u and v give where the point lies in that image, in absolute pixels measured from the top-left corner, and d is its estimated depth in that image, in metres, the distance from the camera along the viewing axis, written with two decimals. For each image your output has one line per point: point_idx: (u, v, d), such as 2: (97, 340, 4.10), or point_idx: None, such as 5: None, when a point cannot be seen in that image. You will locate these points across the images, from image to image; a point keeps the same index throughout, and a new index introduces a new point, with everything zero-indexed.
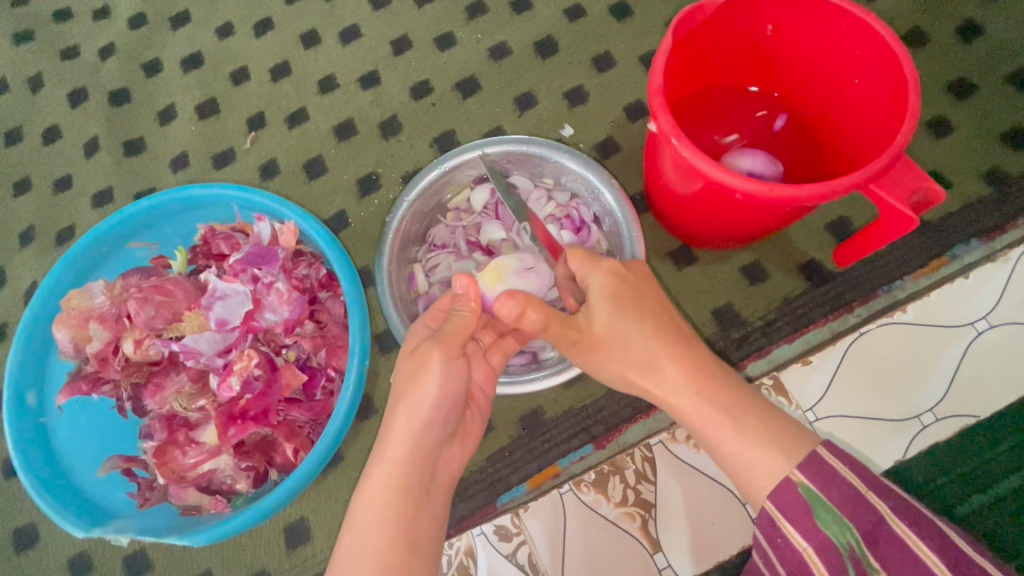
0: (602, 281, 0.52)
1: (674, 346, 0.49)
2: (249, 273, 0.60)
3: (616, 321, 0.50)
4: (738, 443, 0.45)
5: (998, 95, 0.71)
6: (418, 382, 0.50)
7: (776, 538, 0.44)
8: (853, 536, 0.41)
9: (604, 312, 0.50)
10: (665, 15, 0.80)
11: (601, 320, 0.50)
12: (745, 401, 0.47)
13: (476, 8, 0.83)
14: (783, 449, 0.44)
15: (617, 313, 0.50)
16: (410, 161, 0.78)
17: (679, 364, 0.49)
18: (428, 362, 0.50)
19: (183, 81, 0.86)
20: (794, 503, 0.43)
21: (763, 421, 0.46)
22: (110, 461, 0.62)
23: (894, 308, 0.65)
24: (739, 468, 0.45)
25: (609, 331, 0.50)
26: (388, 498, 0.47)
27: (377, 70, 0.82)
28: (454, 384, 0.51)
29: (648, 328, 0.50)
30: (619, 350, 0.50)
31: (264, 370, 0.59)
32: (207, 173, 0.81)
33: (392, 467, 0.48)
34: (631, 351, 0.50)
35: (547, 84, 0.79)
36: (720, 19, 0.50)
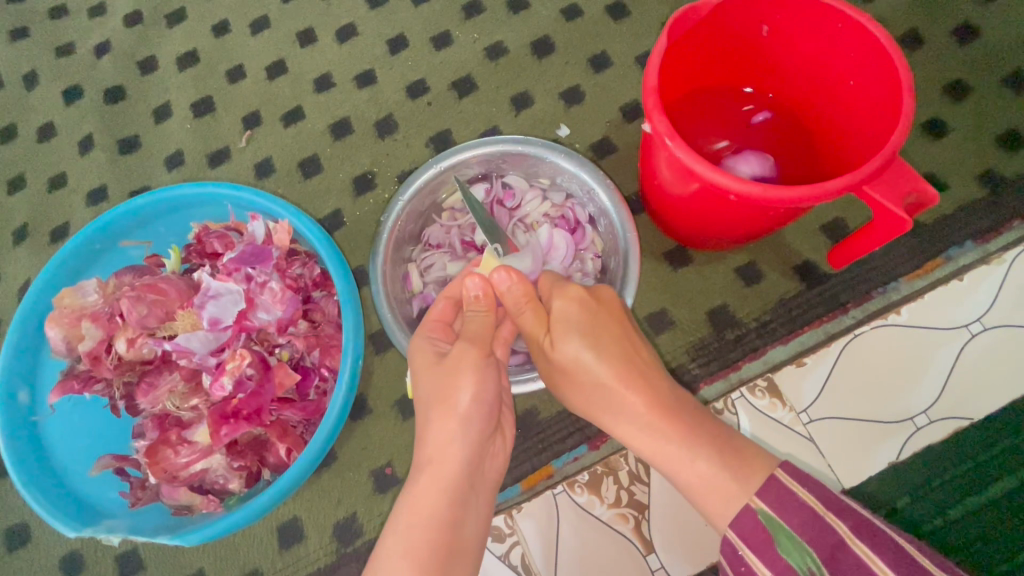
0: (571, 301, 0.53)
1: (637, 374, 0.51)
2: (242, 272, 0.60)
3: (583, 349, 0.51)
4: (695, 472, 0.47)
5: (993, 98, 0.71)
6: (448, 385, 0.51)
7: (739, 566, 0.45)
8: (813, 560, 0.41)
9: (573, 337, 0.51)
10: (662, 15, 0.80)
11: (569, 344, 0.51)
12: (705, 430, 0.49)
13: (473, 7, 0.83)
14: (740, 479, 0.46)
15: (581, 339, 0.51)
16: (406, 160, 0.78)
17: (644, 394, 0.50)
18: (454, 370, 0.51)
19: (178, 79, 0.85)
20: (755, 532, 0.44)
21: (718, 451, 0.47)
22: (101, 460, 0.61)
23: (888, 310, 0.65)
24: (695, 493, 0.47)
25: (568, 359, 0.51)
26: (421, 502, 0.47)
27: (373, 69, 0.82)
28: (486, 390, 0.51)
29: (611, 356, 0.51)
30: (575, 375, 0.52)
31: (256, 369, 0.59)
32: (203, 171, 0.81)
33: (441, 469, 0.48)
34: (589, 379, 0.51)
35: (544, 84, 0.79)
36: (715, 21, 0.50)
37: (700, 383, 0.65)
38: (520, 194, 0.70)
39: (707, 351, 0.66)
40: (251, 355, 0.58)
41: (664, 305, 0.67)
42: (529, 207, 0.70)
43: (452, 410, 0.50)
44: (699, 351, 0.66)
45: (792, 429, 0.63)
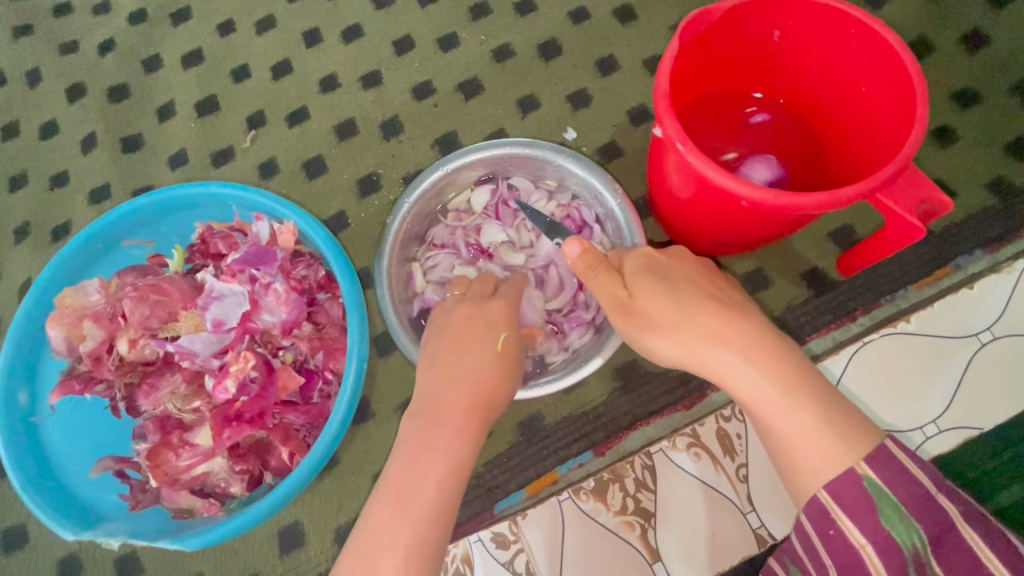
0: (639, 261, 0.51)
1: (729, 321, 0.45)
2: (246, 273, 0.60)
3: (664, 305, 0.47)
4: (796, 426, 0.41)
5: (1003, 106, 0.70)
6: (477, 352, 0.52)
7: (828, 529, 0.41)
8: (919, 538, 0.39)
9: (653, 293, 0.48)
10: (670, 19, 0.80)
11: (648, 300, 0.48)
12: (808, 379, 0.43)
13: (480, 9, 0.83)
14: (845, 436, 0.41)
15: (661, 295, 0.48)
16: (411, 162, 0.77)
17: (737, 347, 0.44)
18: (481, 339, 0.52)
19: (183, 78, 0.85)
20: (858, 498, 0.40)
21: (824, 402, 0.42)
22: (101, 462, 0.61)
23: (898, 318, 0.65)
24: (793, 450, 0.42)
25: (647, 308, 0.48)
26: (397, 483, 0.44)
27: (379, 70, 0.82)
28: (496, 391, 0.51)
29: (697, 309, 0.46)
30: (651, 325, 0.48)
31: (260, 372, 0.58)
32: (206, 171, 0.81)
33: (450, 436, 0.46)
34: (669, 324, 0.47)
35: (550, 87, 0.78)
36: (724, 27, 0.50)
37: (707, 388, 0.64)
38: (526, 196, 0.69)
39: None
40: (255, 357, 0.57)
41: None
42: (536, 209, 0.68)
43: (475, 376, 0.50)
44: None
45: None
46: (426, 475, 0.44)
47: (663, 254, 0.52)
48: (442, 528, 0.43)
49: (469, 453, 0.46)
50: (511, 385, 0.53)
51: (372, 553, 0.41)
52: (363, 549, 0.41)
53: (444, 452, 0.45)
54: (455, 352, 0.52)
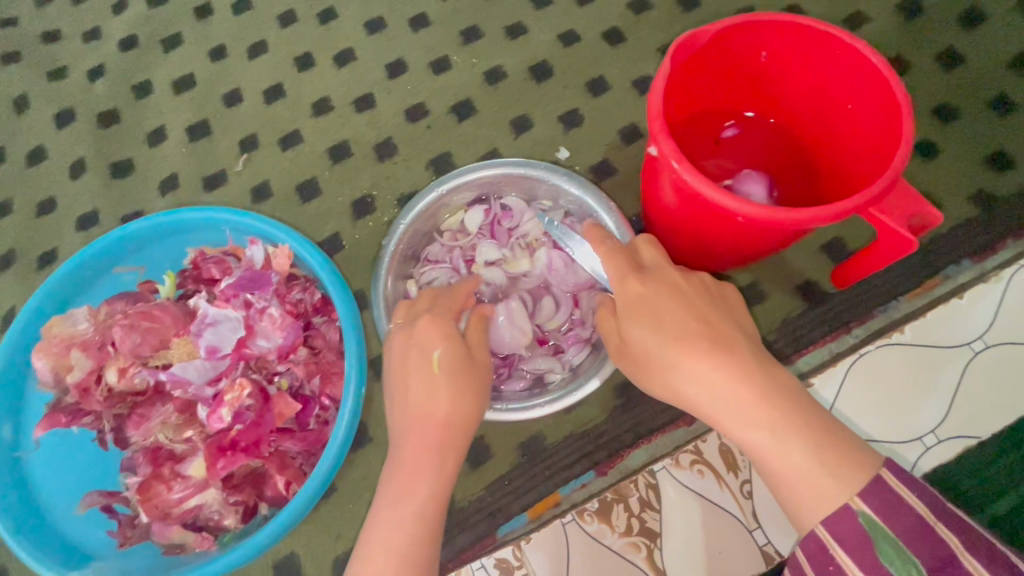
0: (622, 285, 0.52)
1: (717, 358, 0.45)
2: (240, 298, 0.58)
3: (653, 343, 0.47)
4: (787, 468, 0.41)
5: (979, 122, 0.73)
6: (435, 387, 0.49)
7: (827, 565, 0.41)
8: (917, 571, 0.38)
9: (641, 331, 0.48)
10: (658, 41, 0.82)
11: (637, 338, 0.49)
12: (797, 416, 0.42)
13: (471, 34, 0.84)
14: (836, 474, 0.40)
15: (649, 332, 0.48)
16: (406, 183, 0.77)
17: (729, 388, 0.44)
18: (415, 367, 0.51)
19: (173, 103, 0.85)
20: (854, 532, 0.40)
21: (816, 440, 0.41)
22: (88, 497, 0.58)
23: (891, 330, 0.66)
24: (787, 488, 0.42)
25: (636, 346, 0.49)
26: (376, 525, 0.45)
27: (372, 93, 0.82)
28: (464, 407, 0.50)
29: (683, 346, 0.46)
30: (641, 360, 0.49)
31: (255, 400, 0.56)
32: (197, 195, 0.80)
33: (416, 473, 0.47)
34: (656, 362, 0.47)
35: (543, 108, 0.79)
36: (716, 49, 0.52)
37: None
38: (518, 215, 0.68)
39: None
40: (251, 385, 0.55)
41: None
42: (528, 226, 0.67)
43: (429, 410, 0.49)
44: None
45: None
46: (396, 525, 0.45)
47: (650, 277, 0.51)
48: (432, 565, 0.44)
49: (432, 485, 0.46)
50: (469, 399, 0.50)
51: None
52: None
53: (411, 491, 0.46)
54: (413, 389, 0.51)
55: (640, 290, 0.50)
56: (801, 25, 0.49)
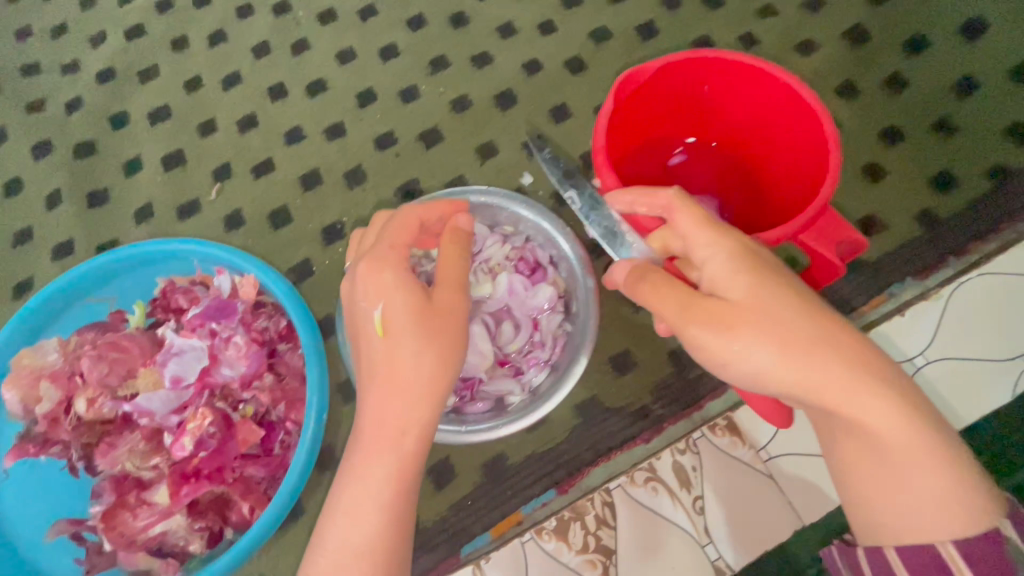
0: (728, 266, 0.45)
1: (869, 351, 0.43)
2: (206, 327, 0.60)
3: (794, 321, 0.43)
4: (936, 478, 0.41)
5: (925, 144, 0.76)
6: (386, 368, 0.49)
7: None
8: None
9: (776, 304, 0.43)
10: (619, 69, 0.85)
11: (773, 310, 0.43)
12: (947, 434, 0.42)
13: (439, 63, 0.87)
14: (981, 491, 0.41)
15: (788, 308, 0.43)
16: (375, 210, 0.80)
17: (879, 397, 0.41)
18: (367, 330, 0.50)
19: (149, 134, 0.87)
20: (992, 556, 0.40)
21: (964, 456, 0.42)
22: (56, 525, 0.59)
23: None
24: (929, 499, 0.41)
25: (765, 317, 0.43)
26: (358, 502, 0.47)
27: (343, 122, 0.85)
28: (424, 369, 0.49)
29: (836, 332, 0.43)
30: (767, 334, 0.43)
31: (218, 427, 0.57)
32: (172, 224, 0.82)
33: (390, 447, 0.48)
34: (800, 339, 0.42)
35: (507, 135, 0.82)
36: (659, 84, 0.55)
37: (661, 424, 0.65)
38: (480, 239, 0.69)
39: (670, 392, 0.66)
40: (211, 413, 0.57)
41: (628, 345, 0.68)
42: (490, 251, 0.68)
43: (395, 374, 0.48)
44: (659, 395, 0.66)
45: (753, 468, 0.63)
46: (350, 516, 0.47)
47: (766, 260, 0.46)
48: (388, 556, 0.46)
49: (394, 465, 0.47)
50: (427, 361, 0.49)
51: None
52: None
53: (378, 470, 0.47)
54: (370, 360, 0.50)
55: (766, 276, 0.45)
56: (737, 61, 0.52)
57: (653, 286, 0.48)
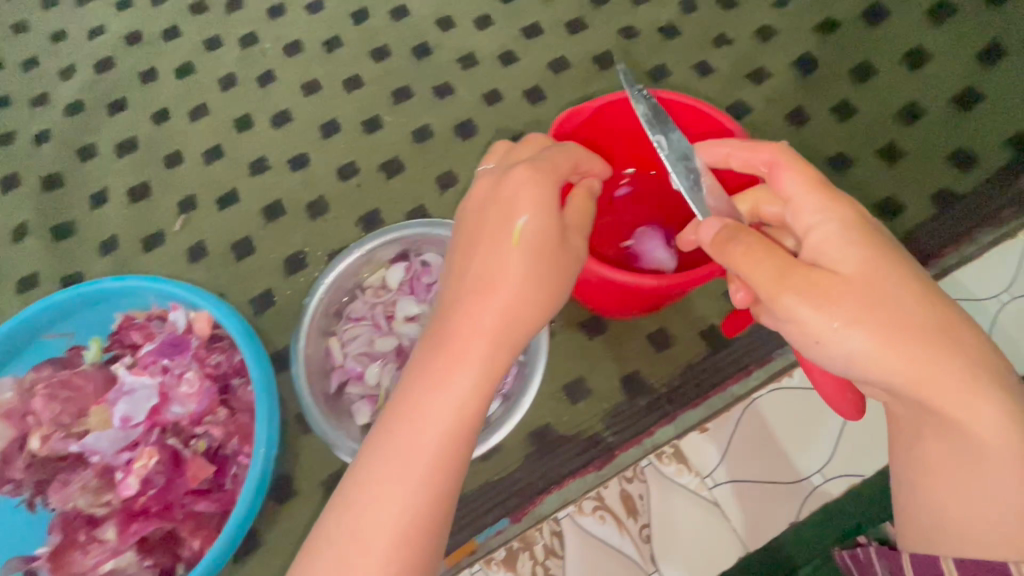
0: (838, 234, 0.44)
1: (982, 349, 0.40)
2: (159, 364, 0.61)
3: (908, 301, 0.41)
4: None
5: (873, 169, 0.78)
6: (494, 290, 0.45)
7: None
8: None
9: (891, 278, 0.41)
10: (576, 98, 0.87)
11: (886, 283, 0.41)
12: None
13: (402, 94, 0.89)
14: None
15: (900, 285, 0.41)
16: (336, 239, 0.81)
17: (990, 404, 0.39)
18: (492, 239, 0.46)
19: (116, 166, 0.88)
20: None
21: None
22: (8, 563, 0.59)
23: (781, 373, 0.68)
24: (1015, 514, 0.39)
25: (869, 285, 0.41)
26: (390, 467, 0.41)
27: (306, 152, 0.86)
28: (525, 310, 0.45)
29: (952, 322, 0.40)
30: (873, 300, 0.40)
31: (166, 466, 0.58)
32: (136, 255, 0.83)
33: (446, 410, 0.42)
34: (912, 319, 0.40)
35: (467, 164, 0.84)
36: (602, 118, 0.58)
37: (613, 451, 0.66)
38: (436, 269, 0.72)
39: (621, 418, 0.67)
40: (159, 452, 0.58)
41: (581, 373, 0.69)
42: None
43: (483, 316, 0.44)
44: (612, 421, 0.67)
45: (698, 495, 0.64)
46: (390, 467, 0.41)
47: (885, 237, 0.44)
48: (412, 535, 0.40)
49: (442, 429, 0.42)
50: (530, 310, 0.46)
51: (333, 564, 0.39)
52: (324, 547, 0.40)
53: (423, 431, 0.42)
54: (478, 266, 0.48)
55: (880, 253, 0.42)
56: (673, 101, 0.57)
57: (745, 249, 0.43)
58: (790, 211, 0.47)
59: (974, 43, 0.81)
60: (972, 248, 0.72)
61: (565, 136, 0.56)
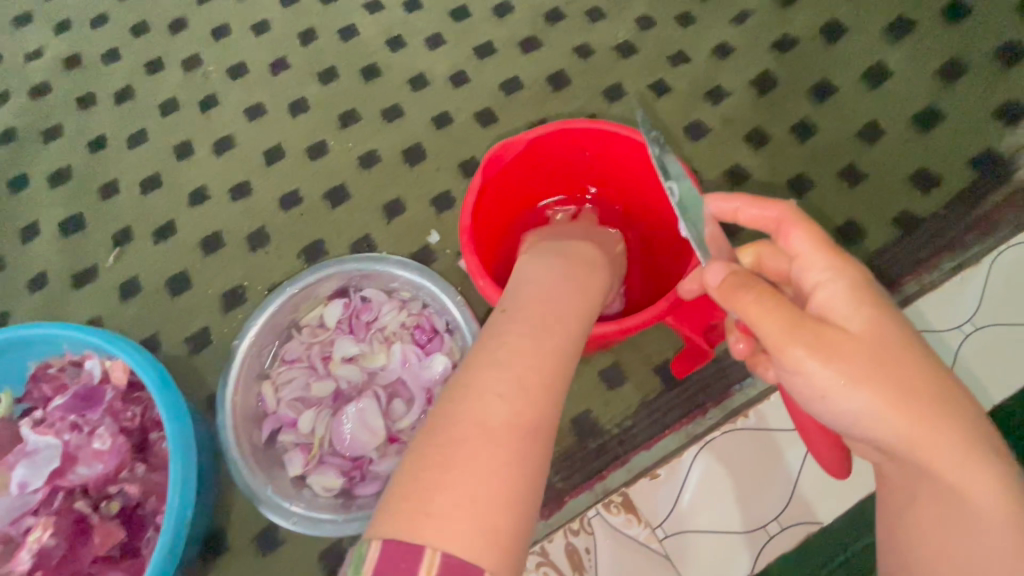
0: (845, 292, 0.41)
1: (977, 418, 0.38)
2: (67, 420, 0.58)
3: (908, 362, 0.38)
4: None
5: (834, 192, 0.75)
6: (552, 290, 0.45)
7: None
8: None
9: (890, 336, 0.39)
10: (529, 121, 0.84)
11: (885, 340, 0.38)
12: None
13: (349, 117, 0.85)
14: None
15: (901, 347, 0.38)
16: (277, 273, 0.77)
17: (988, 472, 0.36)
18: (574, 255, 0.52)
19: (48, 198, 0.84)
20: None
21: None
22: None
23: (735, 414, 0.65)
24: None
25: (871, 343, 0.38)
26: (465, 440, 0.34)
27: (248, 180, 0.83)
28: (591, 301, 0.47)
29: (949, 388, 0.38)
30: (876, 358, 0.38)
31: (67, 534, 0.54)
32: (66, 293, 0.78)
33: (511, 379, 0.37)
34: (913, 381, 0.37)
35: (416, 191, 0.80)
36: (536, 147, 0.55)
37: (562, 498, 0.63)
38: (377, 307, 0.69)
39: (570, 462, 0.65)
40: (56, 522, 0.54)
41: None
42: (386, 318, 0.68)
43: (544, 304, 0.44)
44: (562, 465, 0.64)
45: (648, 547, 0.60)
46: (490, 400, 0.36)
47: (881, 295, 0.41)
48: (510, 490, 0.32)
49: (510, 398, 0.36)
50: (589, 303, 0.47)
51: (436, 517, 0.30)
52: (420, 498, 0.31)
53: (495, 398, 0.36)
54: (544, 255, 0.51)
55: (881, 313, 0.40)
56: (609, 132, 0.52)
57: (758, 298, 0.38)
58: (796, 268, 0.45)
59: (934, 60, 0.79)
60: (934, 275, 0.69)
61: (494, 173, 0.52)
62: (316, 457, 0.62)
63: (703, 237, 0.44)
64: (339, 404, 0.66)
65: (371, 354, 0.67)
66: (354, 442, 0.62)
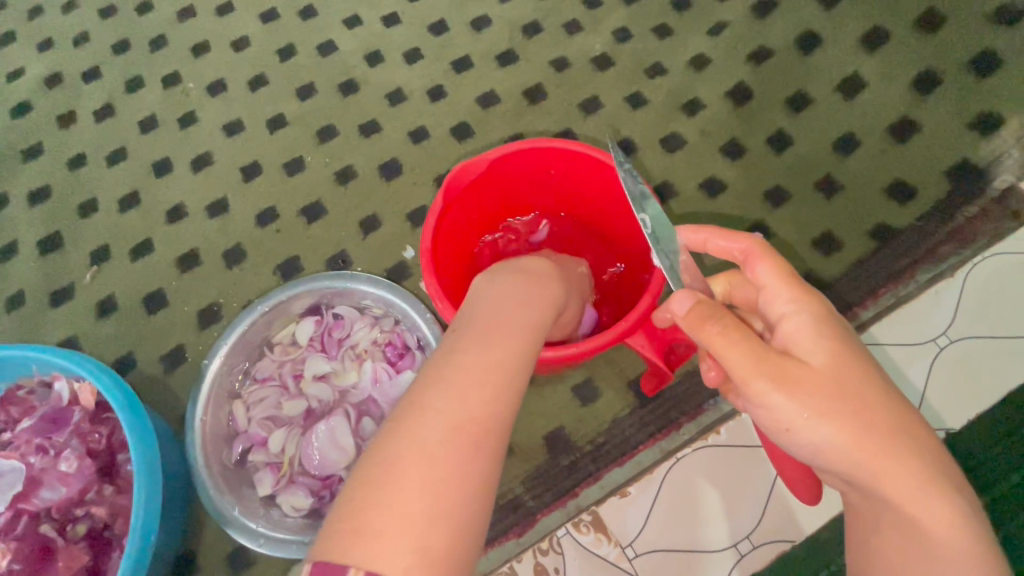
0: (809, 325, 0.40)
1: (936, 448, 0.37)
2: (35, 442, 0.58)
3: (869, 394, 0.38)
4: None
5: (810, 204, 0.75)
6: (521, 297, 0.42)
7: None
8: None
9: (851, 368, 0.38)
10: (505, 135, 0.84)
11: (847, 373, 0.38)
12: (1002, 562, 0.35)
13: (326, 133, 0.86)
14: None
15: (862, 380, 0.38)
16: (253, 289, 0.77)
17: (946, 503, 0.36)
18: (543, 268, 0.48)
19: (28, 216, 0.84)
20: None
21: None
22: None
23: (707, 431, 0.64)
24: None
25: (833, 376, 0.38)
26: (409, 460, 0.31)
27: (225, 197, 0.83)
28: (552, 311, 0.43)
29: (908, 420, 0.38)
30: (839, 392, 0.37)
31: (30, 558, 0.54)
32: (43, 311, 0.79)
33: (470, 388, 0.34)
34: (874, 414, 0.37)
35: (392, 206, 0.81)
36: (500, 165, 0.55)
37: (533, 516, 0.63)
38: (349, 324, 0.69)
39: (541, 479, 0.64)
40: (16, 548, 0.54)
41: None
42: (358, 336, 0.68)
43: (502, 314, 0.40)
44: (534, 483, 0.64)
45: (618, 567, 0.60)
46: (442, 406, 0.32)
47: (843, 326, 0.41)
48: (460, 510, 0.30)
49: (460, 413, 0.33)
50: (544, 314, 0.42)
51: (374, 533, 0.28)
52: (357, 515, 0.29)
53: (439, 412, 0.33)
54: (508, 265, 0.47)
55: (844, 344, 0.40)
56: (573, 151, 0.52)
57: (722, 331, 0.38)
58: (762, 300, 0.44)
59: (908, 70, 0.79)
60: (910, 287, 0.69)
61: (456, 193, 0.52)
62: (287, 477, 0.62)
63: (676, 266, 0.45)
64: (310, 424, 0.65)
65: (342, 372, 0.67)
66: (324, 462, 0.62)
